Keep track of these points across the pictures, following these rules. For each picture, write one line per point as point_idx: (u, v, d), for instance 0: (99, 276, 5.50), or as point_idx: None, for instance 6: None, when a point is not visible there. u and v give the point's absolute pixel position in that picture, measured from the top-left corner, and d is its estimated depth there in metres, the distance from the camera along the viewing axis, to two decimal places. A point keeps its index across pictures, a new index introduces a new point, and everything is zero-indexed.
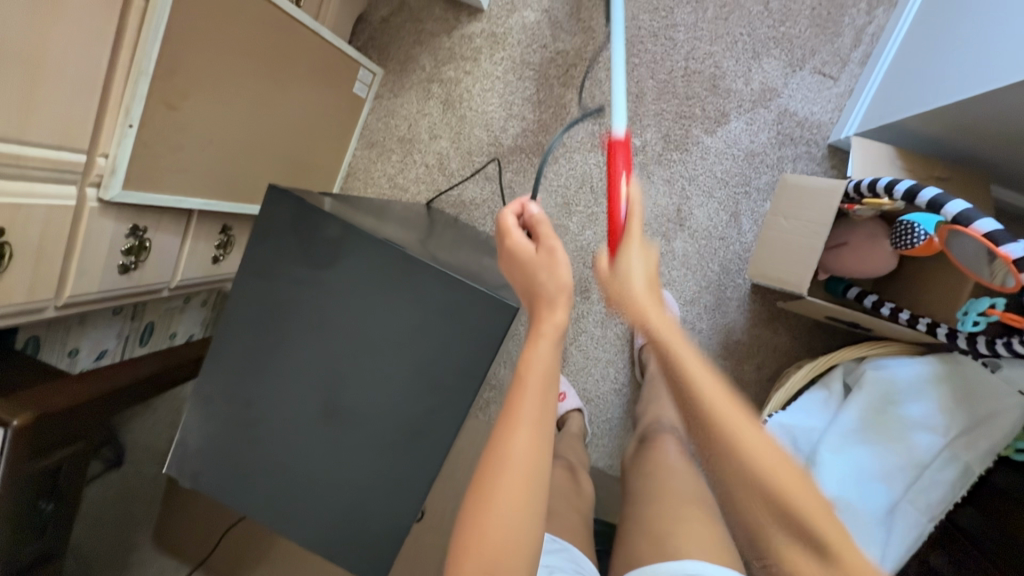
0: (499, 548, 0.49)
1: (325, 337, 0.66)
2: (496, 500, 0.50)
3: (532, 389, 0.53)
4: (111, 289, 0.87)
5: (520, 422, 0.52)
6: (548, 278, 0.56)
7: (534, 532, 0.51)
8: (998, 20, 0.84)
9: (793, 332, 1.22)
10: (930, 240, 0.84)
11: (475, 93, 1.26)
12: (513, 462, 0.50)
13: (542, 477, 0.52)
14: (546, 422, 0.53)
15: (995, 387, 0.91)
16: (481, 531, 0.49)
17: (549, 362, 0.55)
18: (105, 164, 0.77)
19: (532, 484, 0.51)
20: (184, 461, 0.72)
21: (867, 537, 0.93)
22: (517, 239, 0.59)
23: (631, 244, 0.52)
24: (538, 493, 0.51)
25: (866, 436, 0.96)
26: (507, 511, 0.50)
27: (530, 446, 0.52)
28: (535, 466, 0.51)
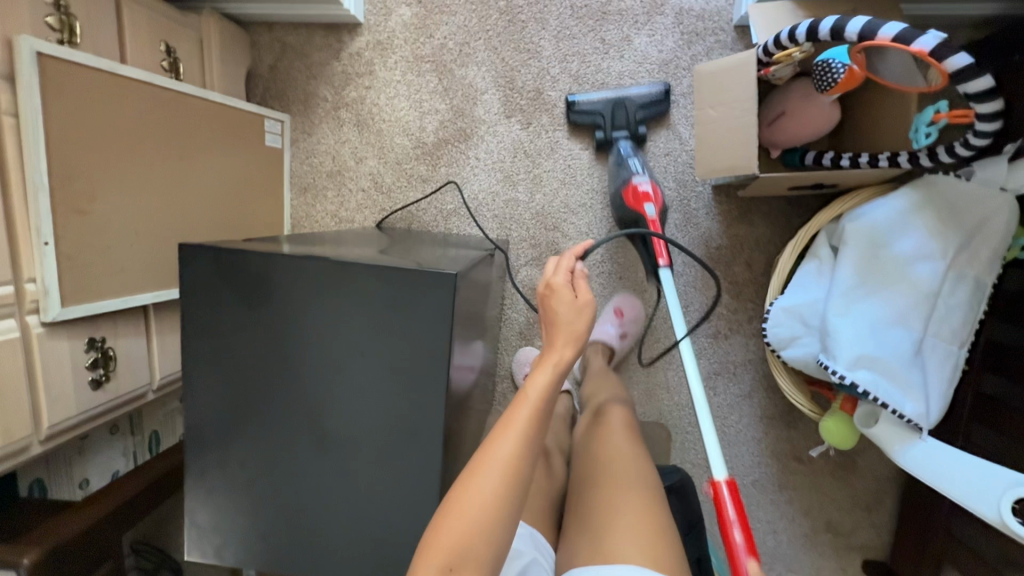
0: (462, 535, 0.52)
1: (289, 373, 0.64)
2: (471, 487, 0.53)
3: (529, 402, 0.58)
4: (92, 408, 0.87)
5: (513, 424, 0.57)
6: (567, 312, 0.63)
7: (502, 534, 0.53)
8: None
9: (769, 219, 1.20)
10: (851, 70, 0.79)
11: (382, 105, 1.26)
12: (499, 463, 0.54)
13: (521, 480, 0.55)
14: (534, 435, 0.57)
15: (974, 192, 0.89)
16: (458, 511, 0.53)
17: (547, 394, 0.59)
18: (35, 288, 0.76)
19: (508, 487, 0.54)
20: (205, 544, 0.71)
21: (902, 388, 0.89)
22: (560, 278, 0.66)
23: None
24: (516, 496, 0.54)
25: (868, 287, 0.92)
26: (476, 507, 0.52)
27: (512, 447, 0.55)
28: (516, 472, 0.55)
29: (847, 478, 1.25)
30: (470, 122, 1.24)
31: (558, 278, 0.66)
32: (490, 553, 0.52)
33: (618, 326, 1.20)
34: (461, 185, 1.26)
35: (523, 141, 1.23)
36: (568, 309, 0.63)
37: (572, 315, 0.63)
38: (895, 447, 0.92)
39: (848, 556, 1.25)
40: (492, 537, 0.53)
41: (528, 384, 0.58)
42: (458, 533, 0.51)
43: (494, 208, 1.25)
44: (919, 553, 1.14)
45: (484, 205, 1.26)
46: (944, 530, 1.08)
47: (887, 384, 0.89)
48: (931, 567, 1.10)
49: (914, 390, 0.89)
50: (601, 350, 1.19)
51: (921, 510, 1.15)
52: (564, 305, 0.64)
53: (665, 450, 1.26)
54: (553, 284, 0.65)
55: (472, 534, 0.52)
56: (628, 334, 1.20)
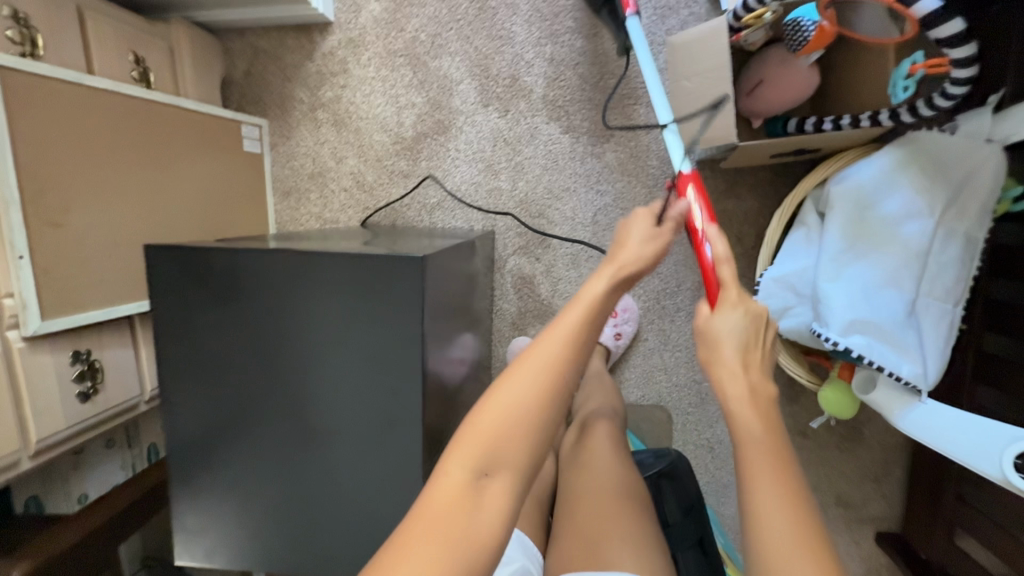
0: (496, 427, 0.50)
1: None
2: (508, 385, 0.51)
3: (586, 303, 0.55)
4: (80, 422, 0.87)
5: (563, 325, 0.54)
6: (641, 235, 0.60)
7: (541, 432, 0.51)
8: None
9: (756, 191, 1.18)
10: (821, 28, 0.79)
11: (359, 102, 1.25)
12: (548, 360, 0.52)
13: (564, 385, 0.52)
14: (586, 336, 0.54)
15: (959, 146, 0.87)
16: (496, 406, 0.51)
17: (605, 301, 0.56)
18: (13, 304, 0.76)
19: (552, 383, 0.51)
20: (194, 546, 0.75)
21: (898, 350, 0.87)
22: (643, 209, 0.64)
23: (729, 299, 0.59)
24: (560, 393, 0.52)
25: (858, 250, 0.90)
26: (515, 397, 0.50)
27: (559, 346, 0.53)
28: (562, 370, 0.52)
29: (853, 450, 1.22)
30: (447, 114, 1.23)
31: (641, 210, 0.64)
32: (524, 452, 0.50)
33: (614, 328, 1.20)
34: (443, 178, 1.25)
35: (501, 129, 1.22)
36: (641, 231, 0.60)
37: (645, 239, 0.60)
38: (895, 410, 0.90)
39: (859, 529, 1.23)
40: (529, 435, 0.50)
41: (586, 288, 0.54)
42: (492, 428, 0.49)
43: (478, 198, 1.24)
44: (931, 522, 1.12)
45: (467, 196, 1.25)
46: (954, 496, 1.05)
47: (883, 347, 0.87)
48: (944, 534, 1.08)
49: (910, 351, 0.87)
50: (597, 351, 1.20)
51: (931, 478, 1.12)
52: (639, 227, 0.61)
53: (665, 433, 1.24)
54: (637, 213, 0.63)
55: (508, 425, 0.50)
56: (624, 335, 1.21)
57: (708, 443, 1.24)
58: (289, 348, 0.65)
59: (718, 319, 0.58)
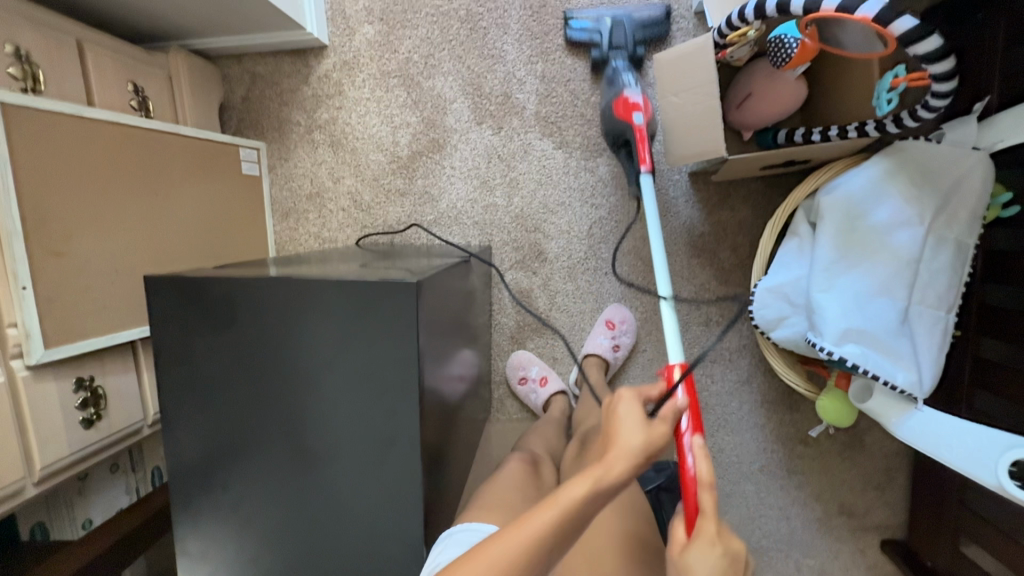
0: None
1: None
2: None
3: (555, 508, 0.50)
4: (85, 447, 0.88)
5: (529, 522, 0.50)
6: (631, 431, 0.52)
7: None
8: None
9: (750, 202, 1.19)
10: (803, 43, 0.80)
11: (355, 123, 1.27)
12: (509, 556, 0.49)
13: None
14: (552, 542, 0.50)
15: (945, 155, 0.88)
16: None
17: (571, 511, 0.50)
18: (17, 333, 0.78)
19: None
20: (197, 570, 0.75)
21: (892, 358, 0.88)
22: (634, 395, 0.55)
23: (702, 536, 0.53)
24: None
25: (850, 260, 0.91)
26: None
27: (518, 548, 0.49)
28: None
29: (854, 457, 1.22)
30: (441, 132, 1.25)
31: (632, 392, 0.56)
32: None
33: (612, 340, 1.21)
34: (438, 196, 1.27)
35: (495, 146, 1.23)
36: (629, 427, 0.52)
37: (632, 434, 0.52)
38: (892, 417, 0.91)
39: (864, 536, 1.23)
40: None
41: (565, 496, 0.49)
42: None
43: (473, 216, 1.26)
44: (935, 528, 1.11)
45: (463, 213, 1.26)
46: (957, 501, 1.05)
47: (876, 356, 0.88)
48: (949, 541, 1.07)
49: (904, 359, 0.88)
50: (596, 363, 1.21)
51: (933, 484, 1.12)
52: (635, 417, 0.52)
53: None
54: (627, 399, 0.55)
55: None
56: (622, 347, 1.22)
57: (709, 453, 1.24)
58: (288, 372, 0.67)
59: (686, 554, 0.52)
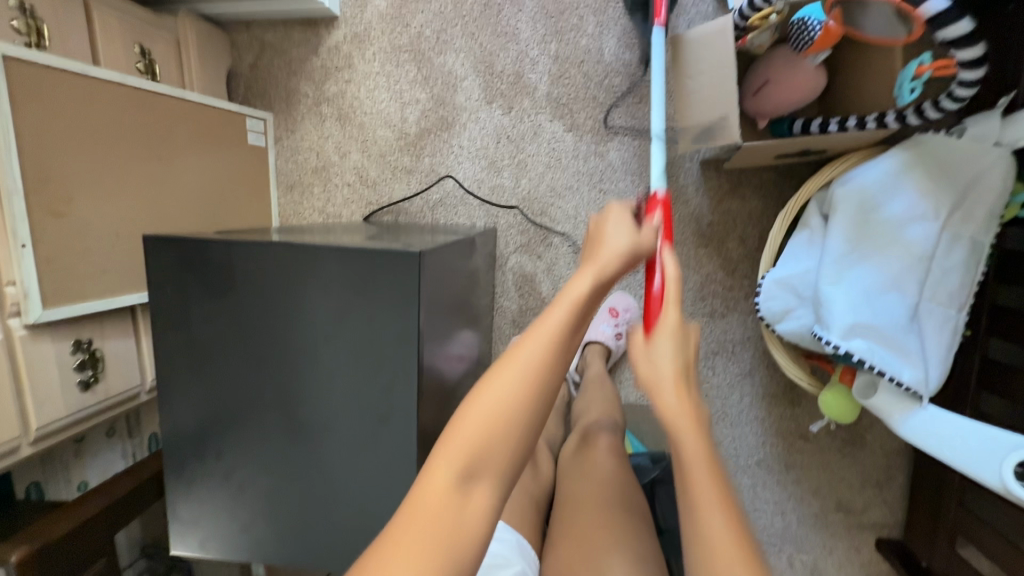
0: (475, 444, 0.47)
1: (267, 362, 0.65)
2: (483, 404, 0.48)
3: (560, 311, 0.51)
4: (81, 410, 0.88)
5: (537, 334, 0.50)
6: (619, 233, 0.56)
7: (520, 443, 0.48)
8: None
9: (760, 193, 1.17)
10: (827, 27, 0.77)
11: (363, 97, 1.25)
12: (523, 374, 0.48)
13: (547, 392, 0.49)
14: (564, 355, 0.50)
15: (966, 149, 0.86)
16: (472, 418, 0.47)
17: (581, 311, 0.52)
18: (15, 292, 0.77)
19: (533, 392, 0.48)
20: (188, 536, 0.75)
21: (899, 354, 0.86)
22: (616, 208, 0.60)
23: (665, 329, 0.55)
24: (540, 402, 0.49)
25: (861, 252, 0.89)
26: (493, 410, 0.47)
27: (535, 362, 0.49)
28: (542, 378, 0.49)
29: (854, 456, 1.21)
30: (451, 110, 1.23)
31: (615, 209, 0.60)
32: (503, 465, 0.47)
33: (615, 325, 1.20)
34: (445, 174, 1.25)
35: (505, 126, 1.21)
36: (618, 229, 0.56)
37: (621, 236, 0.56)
38: (896, 415, 0.89)
39: (860, 535, 1.22)
40: (509, 448, 0.48)
41: (573, 283, 0.51)
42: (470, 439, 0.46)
43: (480, 196, 1.24)
44: (931, 528, 1.11)
45: (470, 193, 1.24)
46: (956, 503, 1.04)
47: (883, 351, 0.86)
48: (946, 542, 1.06)
49: (912, 355, 0.86)
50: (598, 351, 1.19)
51: (932, 485, 1.11)
52: (621, 224, 0.57)
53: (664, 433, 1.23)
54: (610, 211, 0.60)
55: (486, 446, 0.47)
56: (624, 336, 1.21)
57: None
58: (288, 339, 0.66)
59: (653, 349, 0.54)
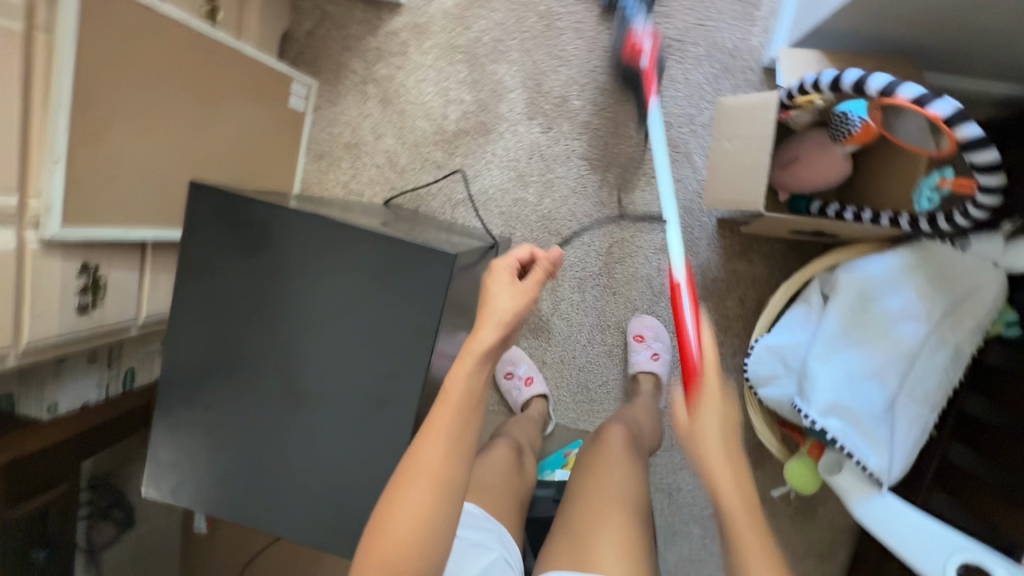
0: (397, 552, 0.51)
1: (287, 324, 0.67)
2: (397, 515, 0.52)
3: (452, 404, 0.56)
4: (73, 331, 0.86)
5: (437, 430, 0.56)
6: (503, 300, 0.61)
7: (440, 532, 0.53)
8: None
9: (768, 259, 1.21)
10: (867, 125, 0.83)
11: (410, 86, 1.27)
12: (427, 467, 0.54)
13: (451, 489, 0.55)
14: (461, 438, 0.56)
15: (968, 263, 0.91)
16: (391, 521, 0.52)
17: (471, 383, 0.57)
18: (39, 204, 0.77)
19: (442, 487, 0.53)
20: (159, 480, 0.75)
21: (869, 440, 0.91)
22: (505, 263, 0.66)
23: (707, 395, 0.60)
24: (450, 496, 0.54)
25: (852, 338, 0.94)
26: (408, 519, 0.52)
27: (437, 456, 0.54)
28: (445, 476, 0.54)
29: (805, 526, 1.25)
30: (492, 117, 1.26)
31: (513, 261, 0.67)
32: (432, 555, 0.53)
33: (649, 351, 1.21)
34: (471, 178, 1.27)
35: (541, 144, 1.24)
36: (501, 296, 0.62)
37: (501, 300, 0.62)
38: (854, 497, 0.94)
39: None
40: (426, 551, 0.52)
41: (450, 379, 0.56)
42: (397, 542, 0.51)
43: (501, 205, 1.27)
44: None
45: (492, 200, 1.27)
46: None
47: (855, 435, 0.91)
48: None
49: (880, 443, 0.92)
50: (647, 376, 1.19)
51: (872, 567, 1.16)
52: (504, 289, 0.63)
53: None
54: (498, 268, 0.66)
55: (406, 553, 0.51)
56: (662, 356, 1.20)
57: (668, 488, 1.27)
58: (305, 308, 0.67)
59: (699, 417, 0.59)
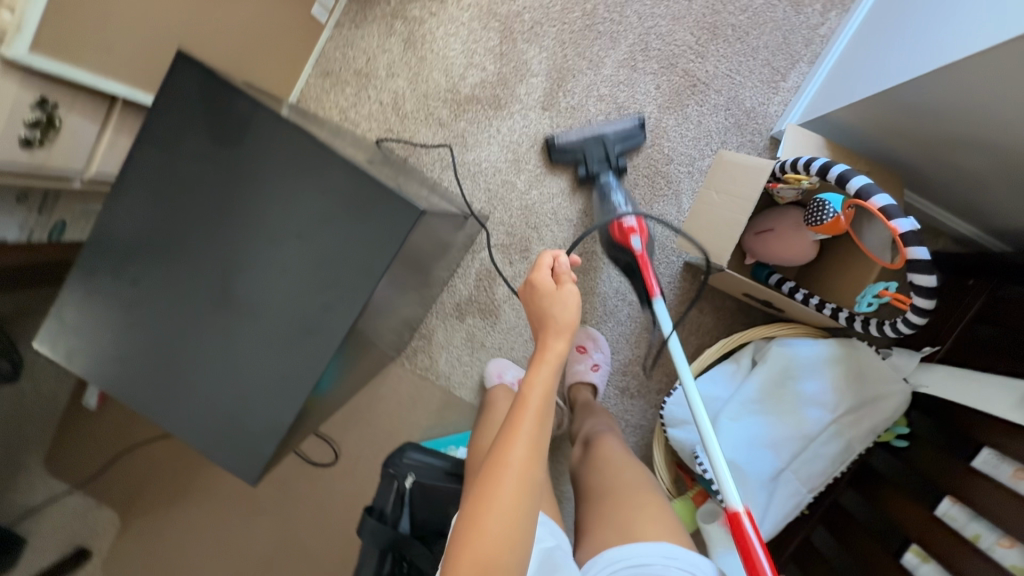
0: (492, 544, 0.56)
1: (237, 225, 0.67)
2: (492, 509, 0.58)
3: (532, 408, 0.66)
4: (12, 163, 0.80)
5: (520, 433, 0.64)
6: (560, 313, 0.71)
7: (525, 533, 0.59)
8: (923, 10, 0.89)
9: (717, 314, 1.25)
10: (837, 218, 0.87)
11: (438, 36, 1.25)
12: (512, 466, 0.61)
13: (534, 490, 0.62)
14: (541, 442, 0.64)
15: (883, 372, 0.99)
16: (482, 523, 0.58)
17: (547, 387, 0.68)
18: (9, 19, 0.71)
19: (528, 485, 0.61)
20: (59, 341, 0.73)
21: (747, 500, 0.98)
22: (542, 274, 0.73)
23: None
24: (532, 494, 0.61)
25: (763, 407, 1.01)
26: (504, 511, 0.58)
27: (525, 458, 0.62)
28: (530, 475, 0.61)
29: None
30: (508, 94, 1.25)
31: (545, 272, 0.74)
32: (514, 558, 0.57)
33: (590, 362, 1.24)
34: (468, 147, 1.26)
35: (545, 136, 1.25)
36: (555, 307, 0.71)
37: (558, 309, 0.71)
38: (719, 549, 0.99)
39: None
40: (514, 552, 0.57)
41: (531, 385, 0.66)
42: (494, 543, 0.56)
43: (490, 181, 1.26)
44: None
45: (483, 174, 1.26)
46: None
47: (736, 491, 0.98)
48: None
49: (755, 505, 0.98)
50: (586, 389, 1.24)
51: None
52: (558, 306, 0.71)
53: None
54: (537, 281, 0.73)
55: (501, 544, 0.57)
56: (601, 367, 1.24)
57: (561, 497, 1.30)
58: (259, 216, 0.66)
59: None
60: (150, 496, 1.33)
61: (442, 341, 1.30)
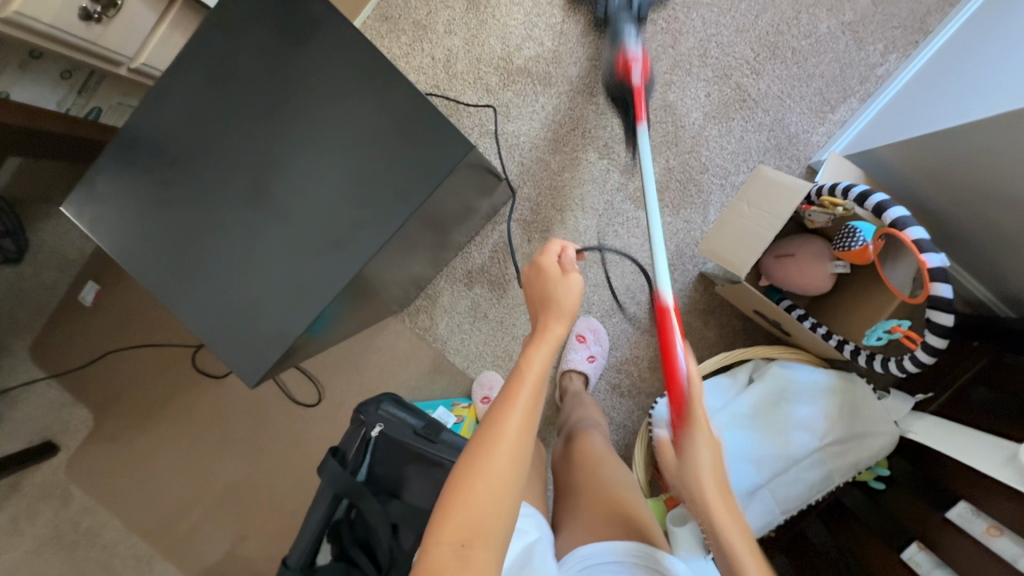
0: (483, 508, 0.53)
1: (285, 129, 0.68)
2: (483, 472, 0.55)
3: (530, 379, 0.62)
4: (67, 32, 0.80)
5: (515, 402, 0.60)
6: (564, 295, 0.70)
7: (513, 499, 0.56)
8: (997, 60, 0.90)
9: (721, 330, 1.25)
10: (866, 247, 0.90)
11: (502, 4, 1.27)
12: (507, 431, 0.57)
13: (525, 460, 0.58)
14: (536, 416, 0.60)
15: (876, 412, 1.00)
16: (472, 483, 0.54)
17: (545, 364, 0.64)
18: None
19: (521, 456, 0.57)
20: (78, 213, 0.72)
21: None
22: (550, 258, 0.73)
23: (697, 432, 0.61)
24: (525, 465, 0.58)
25: (753, 422, 1.02)
26: (495, 476, 0.55)
27: (518, 424, 0.58)
28: (524, 444, 0.58)
29: None
30: (559, 73, 1.25)
31: (549, 262, 0.73)
32: (499, 521, 0.54)
33: (586, 353, 1.25)
34: (510, 117, 1.26)
35: (588, 120, 1.25)
36: (558, 289, 0.70)
37: (560, 290, 0.70)
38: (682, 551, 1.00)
39: None
40: (501, 516, 0.54)
41: (530, 359, 0.62)
42: (481, 503, 0.53)
43: (524, 155, 1.27)
44: None
45: (519, 147, 1.26)
46: None
47: None
48: None
49: None
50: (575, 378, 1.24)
51: None
52: (563, 289, 0.70)
53: None
54: (544, 264, 0.73)
55: (490, 508, 0.54)
56: (596, 360, 1.25)
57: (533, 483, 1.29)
58: (312, 123, 0.67)
59: (692, 452, 0.60)
60: (128, 402, 1.32)
61: (445, 305, 1.30)
